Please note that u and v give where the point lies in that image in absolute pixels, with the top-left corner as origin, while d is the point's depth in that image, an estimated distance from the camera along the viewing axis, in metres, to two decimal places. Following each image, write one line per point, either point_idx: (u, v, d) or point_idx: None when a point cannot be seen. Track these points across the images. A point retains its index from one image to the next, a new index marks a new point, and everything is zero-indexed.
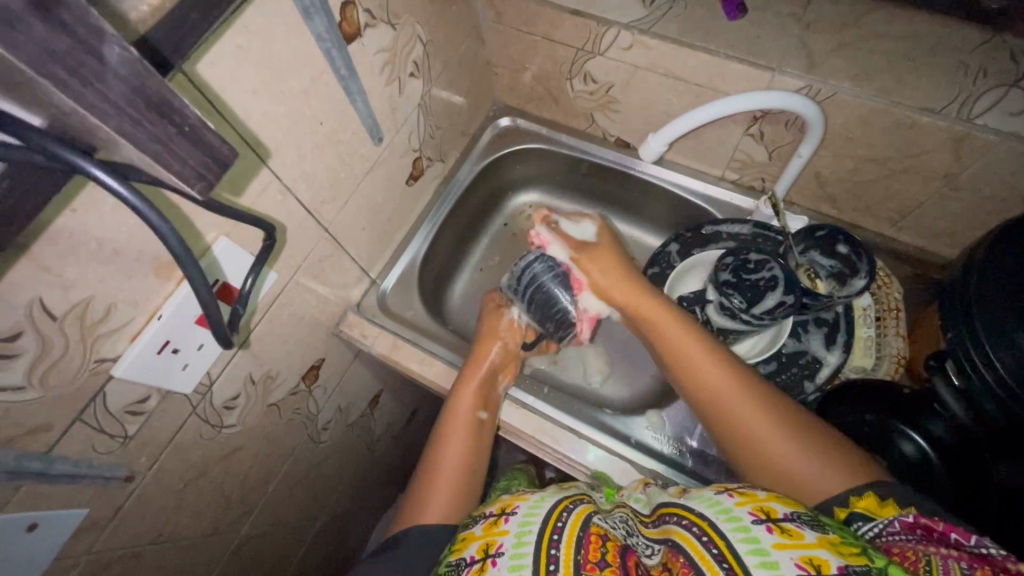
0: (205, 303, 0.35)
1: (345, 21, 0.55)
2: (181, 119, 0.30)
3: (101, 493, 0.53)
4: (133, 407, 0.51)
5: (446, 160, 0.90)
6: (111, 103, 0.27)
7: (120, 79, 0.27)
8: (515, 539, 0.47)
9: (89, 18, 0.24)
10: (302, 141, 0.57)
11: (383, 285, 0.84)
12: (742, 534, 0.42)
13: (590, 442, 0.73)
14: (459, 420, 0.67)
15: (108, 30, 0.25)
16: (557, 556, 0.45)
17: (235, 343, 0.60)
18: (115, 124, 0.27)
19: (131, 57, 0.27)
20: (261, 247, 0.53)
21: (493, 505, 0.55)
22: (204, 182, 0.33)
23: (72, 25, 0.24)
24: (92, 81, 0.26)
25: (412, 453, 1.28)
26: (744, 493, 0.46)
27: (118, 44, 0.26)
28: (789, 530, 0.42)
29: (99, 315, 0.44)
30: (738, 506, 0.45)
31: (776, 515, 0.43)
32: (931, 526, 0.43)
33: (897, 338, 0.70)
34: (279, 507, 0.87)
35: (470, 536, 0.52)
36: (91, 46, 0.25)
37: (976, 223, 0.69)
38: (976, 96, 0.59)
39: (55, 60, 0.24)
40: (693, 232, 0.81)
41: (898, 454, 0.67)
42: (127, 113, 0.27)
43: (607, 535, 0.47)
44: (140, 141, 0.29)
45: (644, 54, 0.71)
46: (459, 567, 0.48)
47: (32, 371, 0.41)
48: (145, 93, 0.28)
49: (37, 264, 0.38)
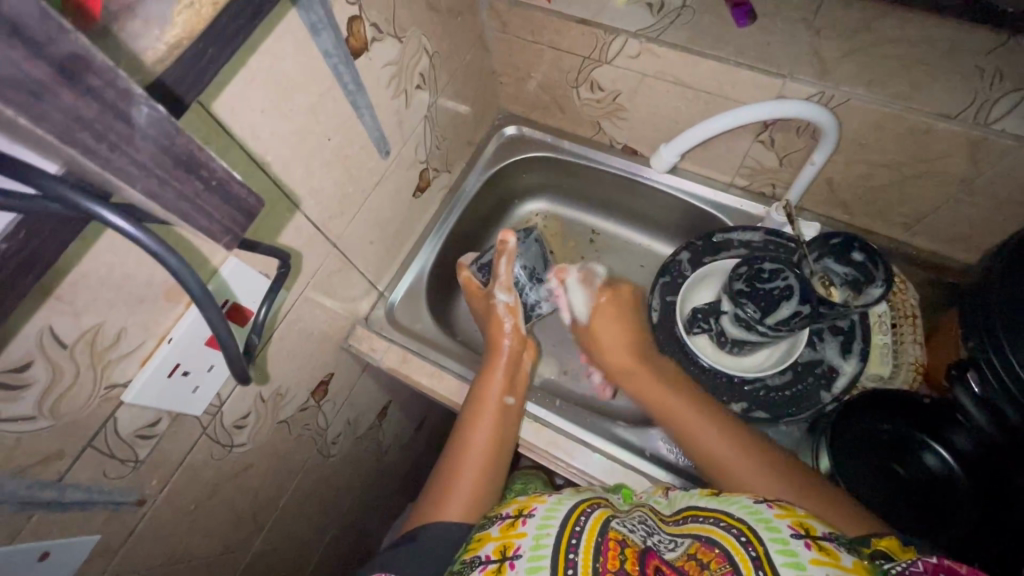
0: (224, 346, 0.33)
1: (353, 36, 0.55)
2: (208, 173, 0.30)
3: (112, 518, 0.52)
4: (144, 430, 0.51)
5: (452, 170, 0.90)
6: (139, 165, 0.27)
7: (149, 139, 0.26)
8: (533, 542, 0.47)
9: (118, 80, 0.24)
10: (309, 158, 0.56)
11: (391, 297, 0.84)
12: (780, 546, 0.42)
13: (610, 459, 0.71)
14: (483, 413, 0.68)
15: (136, 90, 0.25)
16: (576, 560, 0.44)
17: (254, 378, 0.63)
18: (142, 186, 0.27)
19: (159, 117, 0.26)
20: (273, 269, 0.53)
21: (510, 506, 0.54)
22: (230, 235, 0.34)
23: (100, 89, 0.24)
24: (120, 144, 0.25)
25: (421, 463, 1.27)
26: (784, 508, 0.46)
27: (146, 104, 0.25)
28: (826, 548, 0.42)
29: (109, 340, 0.43)
30: (777, 519, 0.45)
31: (814, 533, 0.44)
32: (953, 571, 0.40)
33: (915, 346, 0.69)
34: (289, 521, 0.86)
35: (486, 536, 0.52)
36: (119, 108, 0.25)
37: (993, 228, 0.68)
38: (993, 100, 0.58)
39: (84, 127, 0.24)
40: (704, 240, 0.80)
41: (921, 466, 0.67)
42: (155, 173, 0.28)
43: (626, 541, 0.46)
44: (170, 202, 0.29)
45: (652, 63, 0.70)
46: (474, 564, 0.49)
47: (43, 399, 0.40)
48: (175, 152, 0.28)
49: (49, 295, 0.38)
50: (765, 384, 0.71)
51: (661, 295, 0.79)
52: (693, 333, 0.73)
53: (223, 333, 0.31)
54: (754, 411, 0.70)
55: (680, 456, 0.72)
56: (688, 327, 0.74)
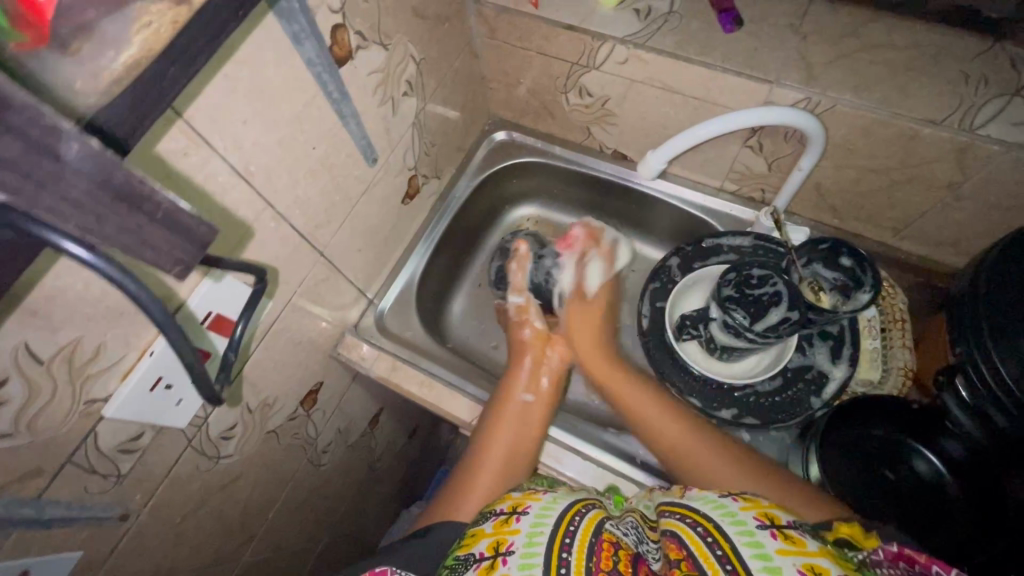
0: (194, 375, 0.32)
1: (337, 44, 0.54)
2: (154, 207, 0.29)
3: (95, 534, 0.51)
4: (126, 444, 0.50)
5: (442, 177, 0.89)
6: (73, 203, 0.27)
7: (83, 175, 0.26)
8: (526, 539, 0.46)
9: (42, 117, 0.24)
10: (294, 167, 0.56)
11: (381, 305, 0.83)
12: (747, 538, 0.41)
13: (598, 466, 0.71)
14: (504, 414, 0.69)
15: (64, 125, 0.25)
16: (569, 560, 0.43)
17: (229, 398, 0.61)
18: (75, 223, 0.27)
19: (93, 151, 0.26)
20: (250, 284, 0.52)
21: (503, 502, 0.53)
22: (181, 266, 0.33)
23: (22, 127, 0.23)
24: (51, 184, 0.25)
25: (414, 469, 1.26)
26: (748, 501, 0.46)
27: (76, 140, 0.25)
28: (792, 537, 0.41)
29: (88, 355, 0.43)
30: (742, 511, 0.44)
31: (779, 522, 0.43)
32: (914, 557, 0.40)
33: (903, 350, 0.68)
34: (279, 532, 0.85)
35: (479, 533, 0.50)
36: (46, 144, 0.24)
37: (981, 232, 0.68)
38: (977, 106, 0.58)
39: (9, 167, 0.24)
40: (694, 246, 0.80)
41: (912, 472, 0.66)
42: (90, 210, 0.27)
43: (619, 543, 0.46)
44: (109, 235, 0.28)
45: (639, 68, 0.70)
46: (467, 562, 0.47)
47: (20, 416, 0.40)
48: (112, 185, 0.27)
49: (23, 311, 0.37)
50: (756, 390, 0.71)
51: (651, 300, 0.78)
52: (683, 340, 0.72)
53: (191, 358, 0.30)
54: (745, 418, 0.70)
55: None
56: (677, 334, 0.73)
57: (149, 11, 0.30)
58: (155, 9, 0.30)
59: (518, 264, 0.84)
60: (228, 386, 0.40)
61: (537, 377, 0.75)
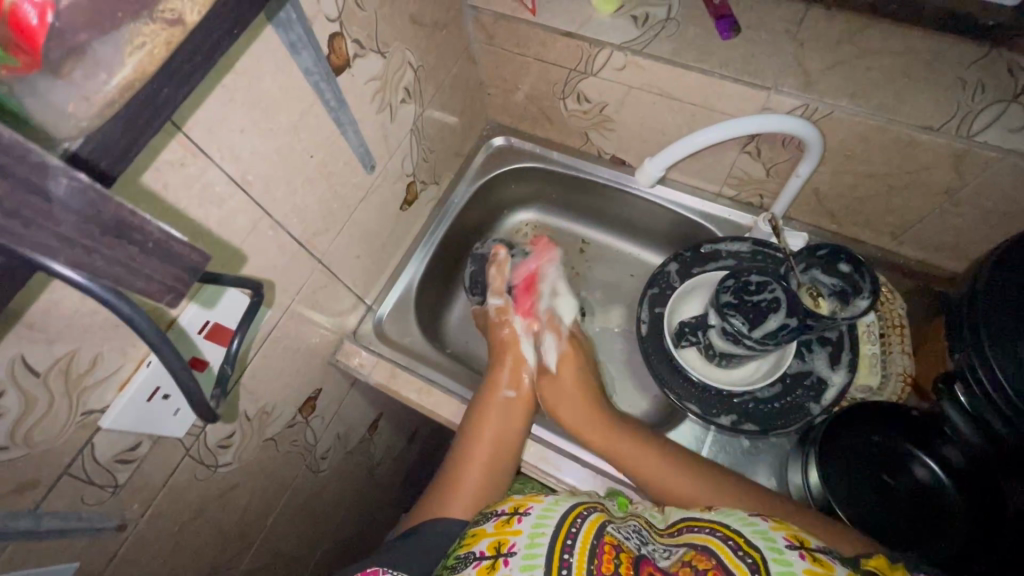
0: (189, 393, 0.32)
1: (334, 53, 0.54)
2: (143, 237, 0.28)
3: (92, 545, 0.51)
4: (123, 455, 0.50)
5: (440, 182, 0.89)
6: (62, 237, 0.25)
7: (71, 211, 0.25)
8: (528, 539, 0.46)
9: (30, 154, 0.23)
10: (291, 176, 0.56)
11: (379, 311, 0.83)
12: (776, 555, 0.42)
13: (598, 473, 0.70)
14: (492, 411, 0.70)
15: (53, 162, 0.24)
16: (571, 560, 0.43)
17: (229, 406, 0.61)
18: (66, 257, 0.26)
19: (81, 186, 0.25)
20: (239, 298, 0.51)
21: (505, 503, 0.53)
22: (175, 292, 0.31)
23: (9, 165, 0.23)
24: (38, 220, 0.24)
25: (414, 474, 1.26)
26: (777, 521, 0.47)
27: (63, 175, 0.24)
28: (820, 560, 0.42)
29: (84, 366, 0.43)
30: (773, 530, 0.45)
31: (809, 545, 0.44)
32: None
33: (903, 356, 0.68)
34: (278, 538, 0.84)
35: (481, 531, 0.51)
36: (33, 183, 0.24)
37: (979, 237, 0.68)
38: (975, 112, 0.58)
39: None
40: (692, 251, 0.80)
41: (911, 477, 0.66)
42: (80, 244, 0.26)
43: (621, 546, 0.45)
44: (98, 268, 0.27)
45: (637, 75, 0.70)
46: (468, 560, 0.48)
47: (16, 429, 0.40)
48: (102, 219, 0.26)
49: (19, 324, 0.37)
50: (755, 397, 0.71)
51: (650, 307, 0.78)
52: (682, 346, 0.73)
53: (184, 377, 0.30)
54: (743, 424, 0.70)
55: None
56: (676, 340, 0.73)
57: (143, 32, 0.28)
58: (148, 30, 0.28)
59: (497, 268, 0.83)
60: (224, 402, 0.41)
61: (520, 373, 0.76)
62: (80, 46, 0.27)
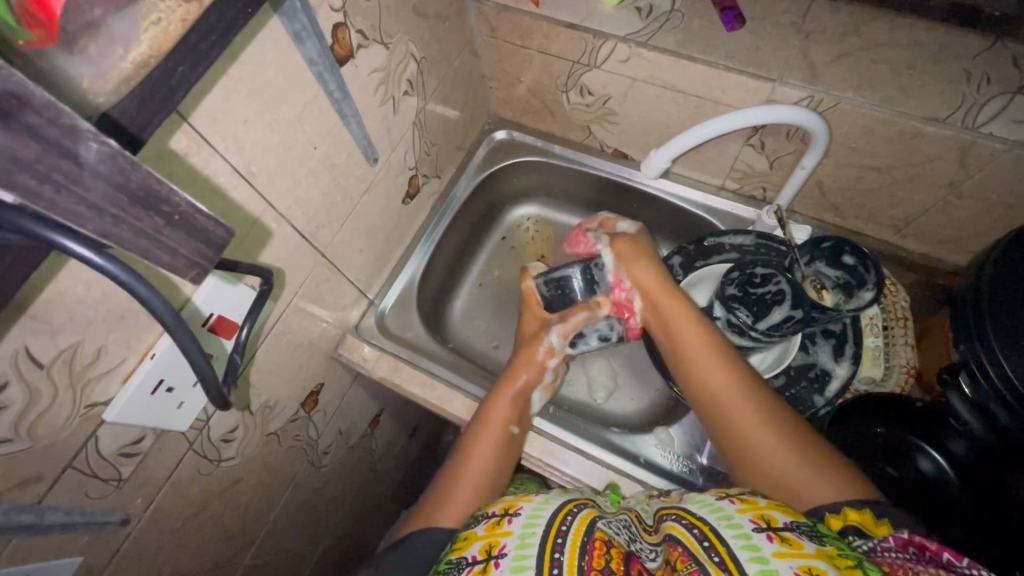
0: (206, 385, 0.32)
1: (338, 43, 0.54)
2: (171, 208, 0.29)
3: (96, 540, 0.51)
4: (128, 448, 0.49)
5: (442, 176, 0.89)
6: (91, 205, 0.26)
7: (100, 177, 0.26)
8: (518, 541, 0.45)
9: (61, 117, 0.24)
10: (295, 167, 0.55)
11: (381, 305, 0.83)
12: (743, 541, 0.41)
13: (601, 465, 0.71)
14: (489, 429, 0.67)
15: (84, 126, 0.25)
16: (561, 560, 0.43)
17: (235, 401, 0.61)
18: (94, 226, 0.27)
19: (111, 152, 0.26)
20: (250, 279, 0.51)
21: (496, 505, 0.53)
22: (197, 269, 0.32)
23: (39, 127, 0.23)
24: (68, 184, 0.25)
25: (415, 470, 1.25)
26: (746, 502, 0.46)
27: (94, 140, 0.25)
28: (789, 538, 0.41)
29: (89, 359, 0.42)
30: (739, 514, 0.44)
31: (776, 524, 0.43)
32: (924, 545, 0.42)
33: (906, 348, 0.69)
34: (280, 534, 0.84)
35: (470, 536, 0.50)
36: (64, 146, 0.24)
37: (982, 230, 0.68)
38: (981, 104, 0.58)
39: (24, 167, 0.24)
40: (696, 245, 0.80)
41: (916, 471, 0.67)
42: (108, 213, 0.27)
43: (611, 541, 0.45)
44: (127, 240, 0.28)
45: (642, 66, 0.70)
46: (459, 566, 0.47)
47: (20, 422, 0.39)
48: (130, 188, 0.27)
49: (23, 314, 0.36)
50: None
51: None
52: None
53: (197, 357, 0.30)
54: None
55: (675, 461, 0.71)
56: None
57: (159, 7, 0.29)
58: (164, 5, 0.30)
59: (590, 313, 0.76)
60: (235, 388, 0.43)
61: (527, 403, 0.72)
62: (95, 20, 0.28)
